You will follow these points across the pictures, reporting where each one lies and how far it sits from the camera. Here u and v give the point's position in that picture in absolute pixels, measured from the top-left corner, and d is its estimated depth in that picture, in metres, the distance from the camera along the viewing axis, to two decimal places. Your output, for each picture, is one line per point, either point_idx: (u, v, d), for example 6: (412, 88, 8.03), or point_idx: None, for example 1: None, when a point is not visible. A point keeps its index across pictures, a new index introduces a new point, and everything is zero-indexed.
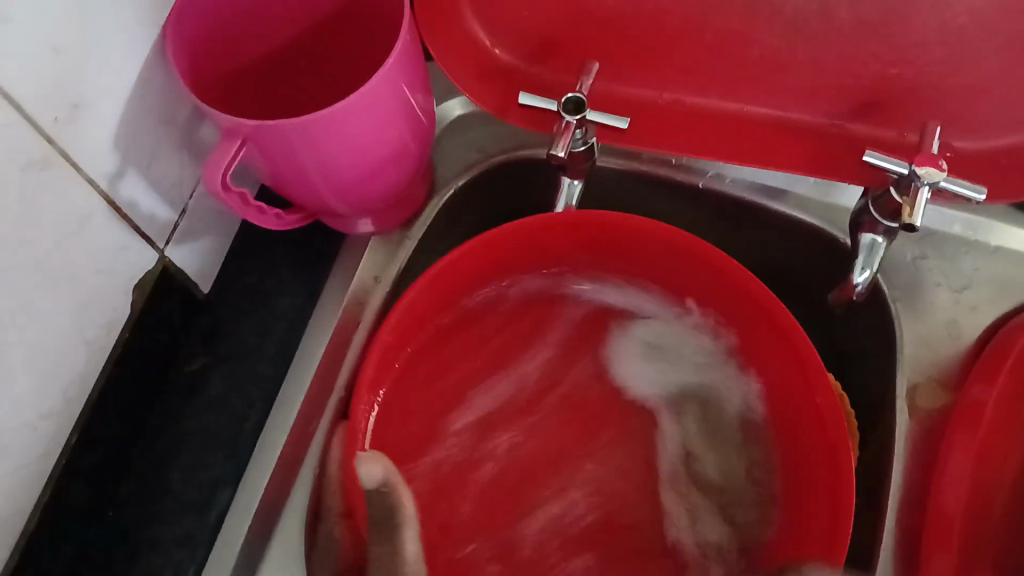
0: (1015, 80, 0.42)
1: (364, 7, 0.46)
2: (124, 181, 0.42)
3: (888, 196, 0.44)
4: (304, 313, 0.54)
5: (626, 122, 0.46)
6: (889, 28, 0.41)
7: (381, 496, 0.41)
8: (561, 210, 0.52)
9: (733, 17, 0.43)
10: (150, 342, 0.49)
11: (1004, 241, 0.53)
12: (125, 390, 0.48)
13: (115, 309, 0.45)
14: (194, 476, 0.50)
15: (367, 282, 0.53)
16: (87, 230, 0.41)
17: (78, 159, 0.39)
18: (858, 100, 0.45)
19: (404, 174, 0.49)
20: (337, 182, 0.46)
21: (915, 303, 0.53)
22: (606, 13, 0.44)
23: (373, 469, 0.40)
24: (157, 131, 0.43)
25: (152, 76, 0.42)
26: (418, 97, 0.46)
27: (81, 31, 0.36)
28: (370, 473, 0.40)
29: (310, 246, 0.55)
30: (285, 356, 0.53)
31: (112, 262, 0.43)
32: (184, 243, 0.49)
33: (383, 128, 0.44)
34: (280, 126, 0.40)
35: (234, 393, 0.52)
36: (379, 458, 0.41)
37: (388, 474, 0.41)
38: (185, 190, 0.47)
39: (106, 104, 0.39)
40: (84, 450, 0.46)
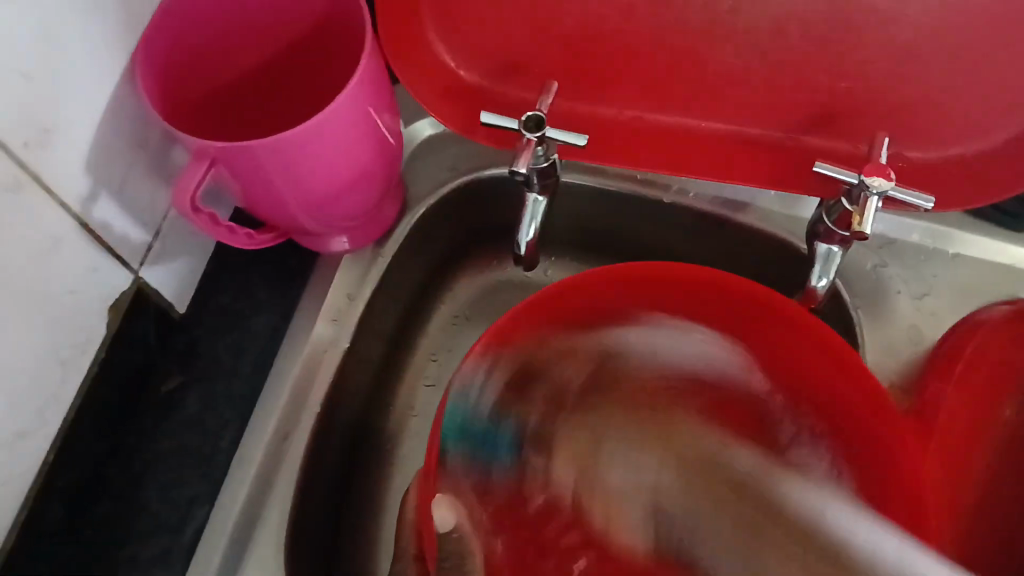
0: (959, 91, 0.43)
1: (328, 31, 0.47)
2: (98, 203, 0.43)
3: (840, 206, 0.45)
4: (280, 331, 0.55)
5: (586, 137, 0.47)
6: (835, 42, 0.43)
7: (454, 544, 0.44)
8: (527, 228, 0.52)
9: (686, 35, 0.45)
10: (125, 360, 0.49)
11: (962, 248, 0.55)
12: (102, 409, 0.49)
13: (88, 329, 0.46)
14: (169, 493, 0.50)
15: (341, 300, 0.54)
16: (60, 251, 0.42)
17: (51, 182, 0.40)
18: (811, 113, 0.47)
19: (373, 191, 0.50)
20: (306, 200, 0.47)
21: (876, 310, 0.54)
22: (566, 34, 0.46)
23: (446, 511, 0.44)
24: (129, 155, 0.44)
25: (122, 102, 0.43)
26: (383, 117, 0.47)
27: (52, 60, 0.38)
28: (443, 518, 0.44)
29: (285, 264, 0.56)
30: (261, 373, 0.53)
31: (85, 284, 0.44)
32: (159, 263, 0.49)
33: (350, 146, 0.46)
34: (250, 148, 0.41)
35: (208, 411, 0.52)
36: (451, 504, 0.45)
37: (458, 519, 0.45)
38: (159, 212, 0.48)
39: (76, 129, 0.40)
40: (58, 470, 0.47)
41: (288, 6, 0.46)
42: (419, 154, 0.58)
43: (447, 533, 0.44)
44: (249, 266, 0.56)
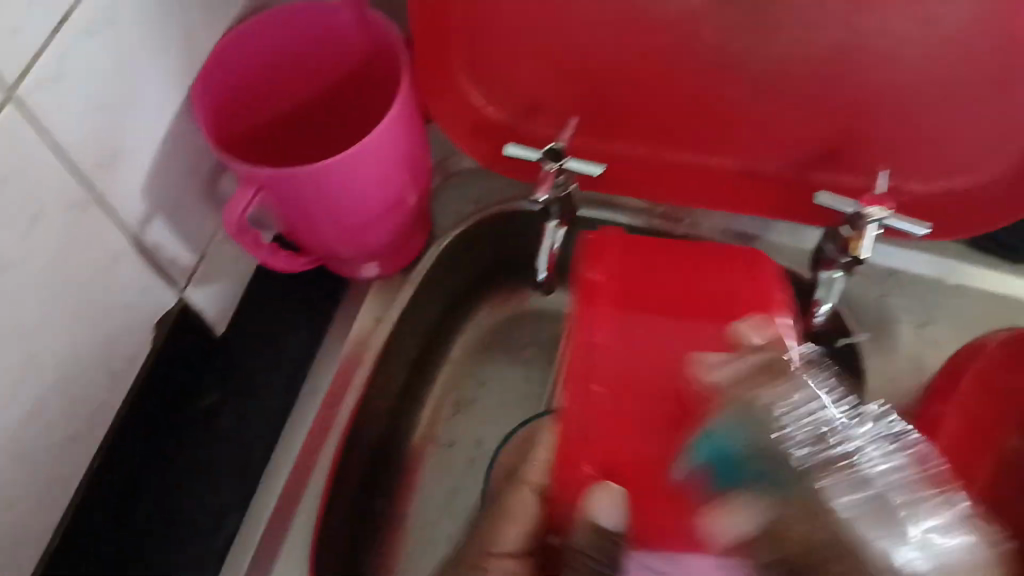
0: (951, 130, 0.47)
1: (368, 68, 0.51)
2: (153, 223, 0.47)
3: (842, 234, 0.49)
4: (311, 352, 0.58)
5: (600, 168, 0.50)
6: (836, 85, 0.47)
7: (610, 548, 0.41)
8: (547, 252, 0.56)
9: (697, 77, 0.48)
10: (166, 375, 0.52)
11: (965, 280, 0.57)
12: (146, 420, 0.52)
13: (137, 344, 0.49)
14: (208, 502, 0.54)
15: (369, 322, 0.58)
16: (118, 266, 0.46)
17: (114, 203, 0.44)
18: (813, 150, 0.50)
19: (403, 219, 0.54)
20: (342, 226, 0.51)
21: (879, 337, 0.57)
22: (586, 77, 0.50)
23: (740, 525, 0.40)
24: (182, 182, 0.48)
25: (178, 134, 0.47)
26: (416, 151, 0.51)
27: (123, 93, 0.42)
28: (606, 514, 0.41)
29: (319, 288, 0.59)
30: (292, 392, 0.57)
31: (138, 299, 0.48)
32: (202, 285, 0.53)
33: (384, 177, 0.49)
34: (294, 176, 0.45)
35: (244, 424, 0.55)
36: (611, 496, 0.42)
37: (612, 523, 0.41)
38: (207, 236, 0.52)
39: (137, 156, 0.44)
40: (102, 476, 0.50)
41: (333, 46, 0.50)
42: (447, 188, 0.62)
43: (609, 533, 0.41)
44: (286, 293, 0.59)
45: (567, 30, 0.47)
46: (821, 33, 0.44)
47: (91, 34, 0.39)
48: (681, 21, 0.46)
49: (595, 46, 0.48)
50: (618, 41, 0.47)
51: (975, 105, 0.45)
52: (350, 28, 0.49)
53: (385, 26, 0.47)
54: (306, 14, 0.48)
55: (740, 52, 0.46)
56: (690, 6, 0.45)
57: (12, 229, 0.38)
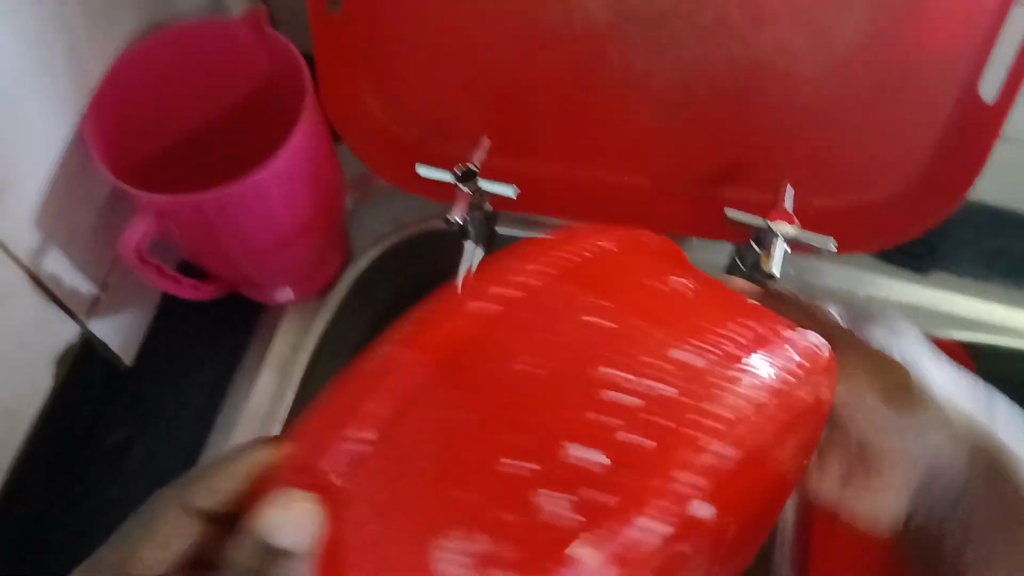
0: (852, 144, 0.48)
1: (270, 92, 0.50)
2: (45, 254, 0.45)
3: (752, 250, 0.49)
4: (224, 384, 0.56)
5: (511, 188, 0.50)
6: (740, 99, 0.47)
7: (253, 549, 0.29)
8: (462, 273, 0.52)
9: (605, 95, 0.49)
10: (73, 411, 0.51)
11: (874, 290, 0.59)
12: (51, 452, 0.50)
13: (34, 381, 0.47)
14: (115, 540, 0.51)
15: (284, 353, 0.55)
16: (7, 302, 0.43)
17: (2, 235, 0.42)
18: (723, 166, 0.51)
19: (314, 243, 0.53)
20: (250, 251, 0.49)
21: None
22: (496, 93, 0.50)
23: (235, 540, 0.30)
24: (79, 212, 0.47)
25: (71, 162, 0.45)
26: (324, 174, 0.50)
27: (6, 120, 0.40)
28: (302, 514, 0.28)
29: (232, 318, 0.57)
30: (204, 424, 0.54)
31: (34, 337, 0.46)
32: (107, 316, 0.51)
33: (291, 201, 0.48)
34: (193, 202, 0.43)
35: (156, 462, 0.53)
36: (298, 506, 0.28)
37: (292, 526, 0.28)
38: (107, 266, 0.50)
39: (26, 186, 0.42)
40: (3, 517, 0.48)
41: (233, 67, 0.49)
42: (364, 209, 0.61)
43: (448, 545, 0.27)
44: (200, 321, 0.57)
45: (471, 46, 0.47)
46: (721, 48, 0.45)
47: None
48: (585, 39, 0.46)
49: (501, 64, 0.48)
50: (523, 57, 0.47)
51: (875, 118, 0.46)
52: (249, 49, 0.48)
53: (283, 46, 0.47)
54: (202, 33, 0.47)
55: (643, 68, 0.47)
56: (595, 23, 0.45)
57: None
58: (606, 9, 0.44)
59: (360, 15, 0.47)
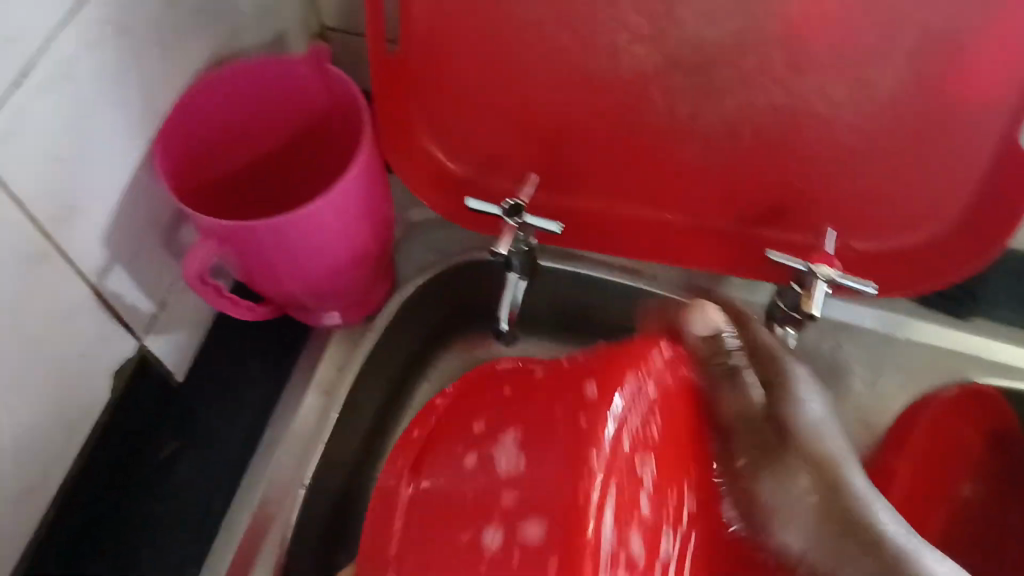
0: (894, 191, 0.49)
1: (331, 125, 0.53)
2: (110, 273, 0.47)
3: (792, 290, 0.49)
4: (272, 402, 0.57)
5: (556, 223, 0.51)
6: (784, 143, 0.48)
7: None
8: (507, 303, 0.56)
9: (651, 138, 0.50)
10: (126, 427, 0.53)
11: (913, 333, 0.58)
12: (100, 467, 0.52)
13: (95, 393, 0.49)
14: (164, 548, 0.53)
15: (330, 372, 0.57)
16: (73, 318, 0.46)
17: (72, 254, 0.44)
18: (765, 207, 0.52)
19: (364, 271, 0.55)
20: (302, 276, 0.51)
21: (830, 385, 0.59)
22: (544, 131, 0.52)
23: None
24: (144, 234, 0.49)
25: (140, 185, 0.47)
26: (378, 204, 0.52)
27: (84, 147, 0.43)
28: None
29: (279, 339, 0.59)
30: (252, 444, 0.56)
31: (97, 349, 0.48)
32: (162, 333, 0.53)
33: (345, 230, 0.50)
34: (254, 229, 0.46)
35: (201, 477, 0.55)
36: None
37: None
38: (166, 285, 0.52)
39: (97, 208, 0.45)
40: (56, 525, 0.50)
41: (295, 101, 0.52)
42: (411, 236, 0.63)
43: None
44: (252, 339, 0.59)
45: (524, 87, 0.49)
46: (764, 97, 0.47)
47: (49, 88, 0.39)
48: (634, 83, 0.48)
49: (550, 105, 0.50)
50: (573, 98, 0.49)
51: (917, 167, 0.47)
52: (312, 85, 0.51)
53: (344, 84, 0.49)
54: (269, 68, 0.50)
55: (689, 113, 0.49)
56: (643, 70, 0.47)
57: None
58: (655, 56, 0.46)
59: (418, 54, 0.49)
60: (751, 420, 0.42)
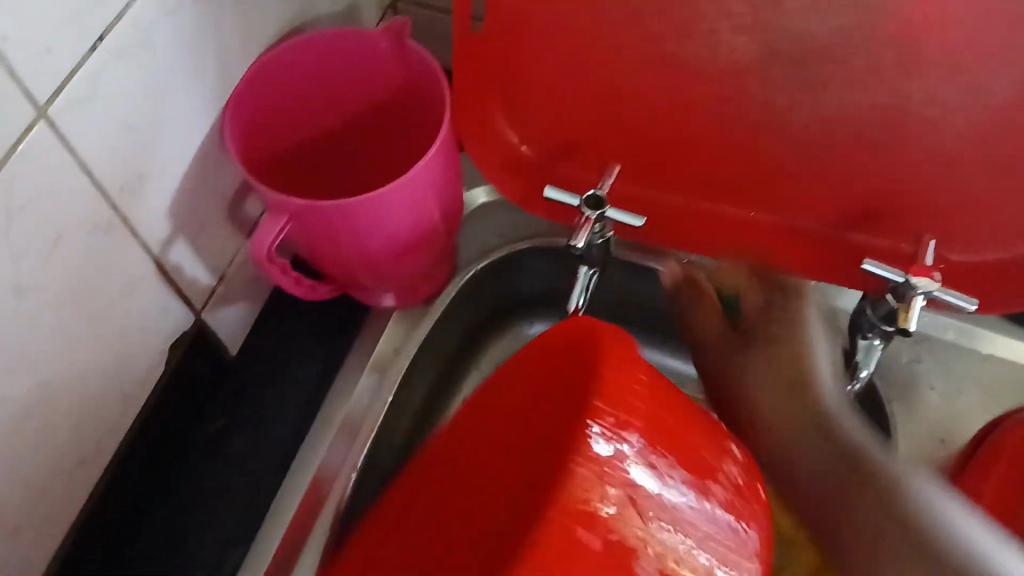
0: (1005, 202, 0.45)
1: (405, 99, 0.51)
2: (173, 245, 0.45)
3: (885, 302, 0.47)
4: (326, 382, 0.56)
5: (642, 218, 0.48)
6: (888, 145, 0.45)
7: None
8: (576, 299, 0.52)
9: (743, 132, 0.47)
10: (176, 401, 0.51)
11: (996, 350, 0.56)
12: (148, 441, 0.50)
13: (151, 366, 0.48)
14: (211, 527, 0.52)
15: (387, 354, 0.55)
16: (135, 289, 0.44)
17: (137, 225, 0.42)
18: (858, 212, 0.49)
19: (430, 253, 0.52)
20: (369, 256, 0.49)
21: (905, 400, 0.56)
22: (628, 118, 0.49)
23: None
24: (208, 206, 0.47)
25: (207, 154, 0.45)
26: (448, 184, 0.49)
27: (154, 114, 0.40)
28: None
29: (335, 318, 0.58)
30: (305, 423, 0.54)
31: (155, 322, 0.46)
32: (220, 306, 0.51)
33: (416, 211, 0.48)
34: (326, 207, 0.43)
35: (251, 454, 0.54)
36: None
37: None
38: (227, 258, 0.50)
39: (164, 177, 0.43)
40: (103, 501, 0.49)
41: (369, 74, 0.50)
42: (470, 220, 0.61)
43: None
44: (308, 317, 0.57)
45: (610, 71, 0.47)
46: (871, 95, 0.44)
47: (126, 53, 0.37)
48: (731, 73, 0.45)
49: (637, 91, 0.47)
50: (663, 85, 0.46)
51: None
52: (389, 58, 0.49)
53: (423, 57, 0.47)
54: (346, 37, 0.47)
55: (788, 108, 0.46)
56: (743, 60, 0.44)
57: (36, 252, 0.37)
58: (757, 45, 0.43)
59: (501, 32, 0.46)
60: (774, 368, 0.50)
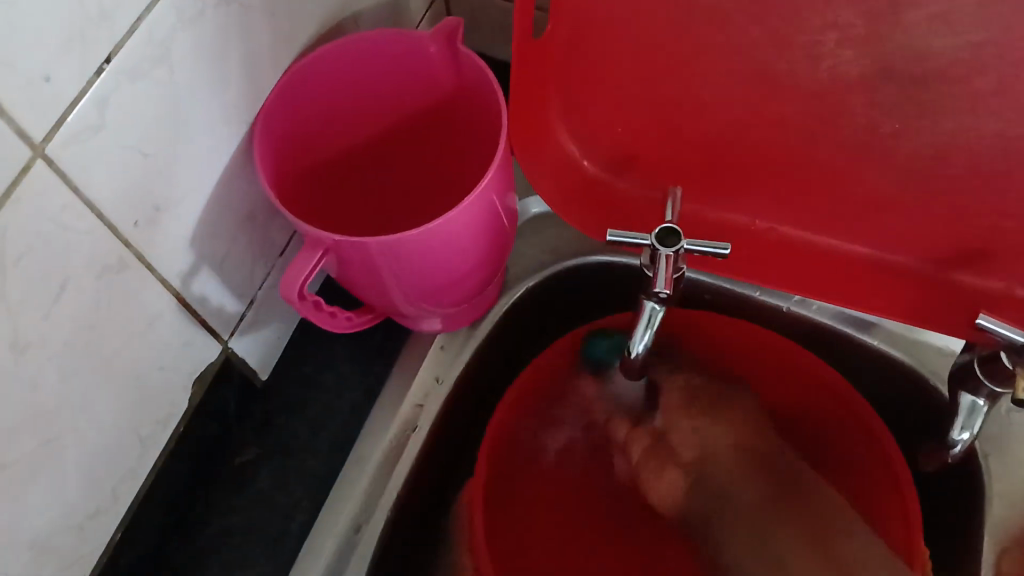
0: None
1: (455, 109, 0.46)
2: (196, 274, 0.41)
3: (998, 362, 0.40)
4: (361, 411, 0.52)
5: (729, 248, 0.41)
6: (1011, 181, 0.38)
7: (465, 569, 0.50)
8: (642, 335, 0.45)
9: (839, 157, 0.41)
10: (204, 435, 0.48)
11: None
12: (177, 478, 0.47)
13: (173, 404, 0.44)
14: (237, 568, 0.48)
15: (428, 384, 0.51)
16: (154, 328, 0.40)
17: (154, 260, 0.38)
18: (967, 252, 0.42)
19: (480, 280, 0.48)
20: (412, 290, 0.44)
21: (1001, 449, 0.48)
22: (704, 136, 0.43)
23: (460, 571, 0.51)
24: (236, 230, 0.42)
25: (234, 175, 0.40)
26: (502, 213, 0.45)
27: (173, 139, 0.35)
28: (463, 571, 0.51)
29: (372, 339, 0.54)
30: (338, 456, 0.51)
31: (175, 359, 0.42)
32: (249, 332, 0.47)
33: (465, 245, 0.43)
34: (365, 242, 0.39)
35: (279, 488, 0.50)
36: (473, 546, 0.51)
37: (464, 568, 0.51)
38: (256, 282, 0.46)
39: (185, 204, 0.38)
40: (125, 547, 0.45)
41: (417, 80, 0.44)
42: (523, 234, 0.55)
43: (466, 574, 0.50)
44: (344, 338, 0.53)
45: (686, 83, 0.40)
46: (999, 126, 0.37)
47: (140, 71, 0.32)
48: (830, 92, 0.39)
49: (718, 107, 0.41)
50: (748, 101, 0.40)
51: None
52: (439, 63, 0.43)
53: (479, 67, 0.41)
54: (390, 41, 0.42)
55: (894, 133, 0.39)
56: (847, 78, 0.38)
57: (36, 303, 0.32)
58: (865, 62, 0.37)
59: (563, 42, 0.40)
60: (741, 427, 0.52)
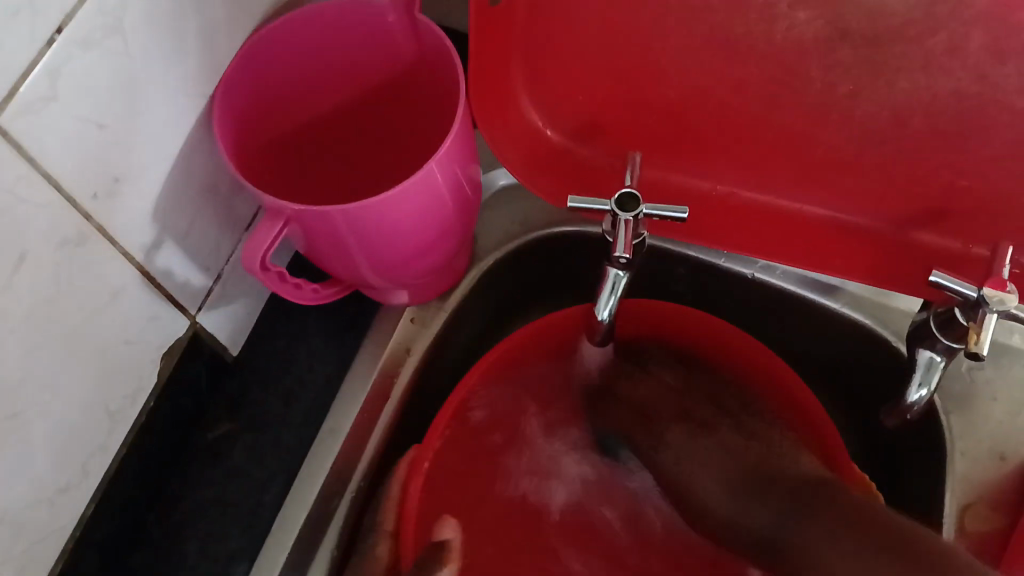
0: None
1: (416, 80, 0.46)
2: (160, 248, 0.41)
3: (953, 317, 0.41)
4: (332, 384, 0.52)
5: (687, 210, 0.42)
6: (964, 138, 0.39)
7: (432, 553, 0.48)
8: (606, 301, 0.45)
9: (795, 120, 0.42)
10: (177, 409, 0.48)
11: None
12: (150, 452, 0.47)
13: (141, 378, 0.44)
14: (212, 541, 0.49)
15: (399, 354, 0.52)
16: (119, 301, 0.40)
17: (115, 232, 0.38)
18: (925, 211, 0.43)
19: (447, 249, 0.48)
20: (377, 261, 0.45)
21: (962, 409, 0.50)
22: (664, 100, 0.43)
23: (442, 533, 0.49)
24: (199, 203, 0.43)
25: (194, 149, 0.41)
26: (465, 183, 0.45)
27: (128, 109, 0.35)
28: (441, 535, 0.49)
29: (343, 313, 0.54)
30: (310, 429, 0.51)
31: (141, 333, 0.42)
32: (217, 307, 0.47)
33: (429, 214, 0.43)
34: (327, 212, 0.39)
35: (252, 460, 0.50)
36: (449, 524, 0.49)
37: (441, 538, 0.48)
38: (222, 256, 0.46)
39: (144, 177, 0.38)
40: (98, 521, 0.45)
41: (377, 51, 0.44)
42: (491, 207, 0.56)
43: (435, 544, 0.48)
44: (315, 312, 0.53)
45: (642, 47, 0.41)
46: (951, 84, 0.37)
47: (91, 41, 0.32)
48: (784, 54, 0.39)
49: (675, 70, 0.41)
50: (704, 65, 0.41)
51: None
52: (398, 33, 0.43)
53: (437, 35, 0.41)
54: (349, 12, 0.42)
55: (849, 94, 0.39)
56: (801, 39, 0.38)
57: None
58: (818, 23, 0.37)
59: (519, 9, 0.40)
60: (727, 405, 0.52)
